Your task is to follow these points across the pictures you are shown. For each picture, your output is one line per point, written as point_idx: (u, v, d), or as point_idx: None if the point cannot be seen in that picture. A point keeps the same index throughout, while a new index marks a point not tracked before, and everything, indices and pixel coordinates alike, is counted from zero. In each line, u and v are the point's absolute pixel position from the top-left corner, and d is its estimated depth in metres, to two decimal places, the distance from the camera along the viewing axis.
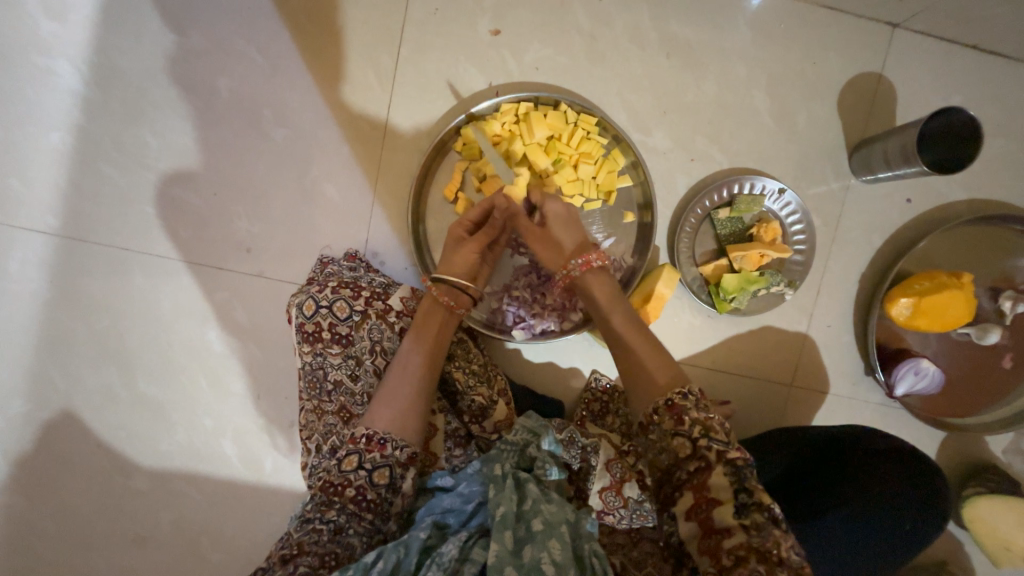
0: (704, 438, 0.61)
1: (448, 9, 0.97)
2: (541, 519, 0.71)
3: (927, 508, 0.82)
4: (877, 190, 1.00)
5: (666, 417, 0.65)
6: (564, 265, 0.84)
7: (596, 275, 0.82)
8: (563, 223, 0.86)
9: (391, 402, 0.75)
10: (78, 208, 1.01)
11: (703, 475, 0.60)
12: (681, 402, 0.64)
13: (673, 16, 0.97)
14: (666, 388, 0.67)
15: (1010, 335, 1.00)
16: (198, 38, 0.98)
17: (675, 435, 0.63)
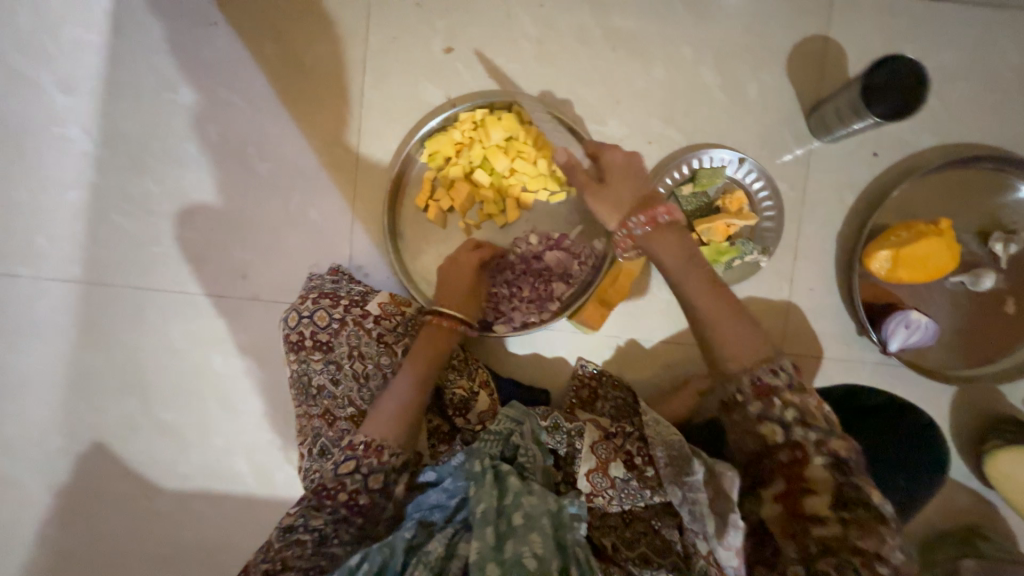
0: (801, 425, 0.66)
1: (404, 36, 1.05)
2: (522, 512, 0.73)
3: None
4: (841, 148, 1.00)
5: (751, 395, 0.69)
6: (620, 222, 0.81)
7: (663, 230, 0.79)
8: (626, 172, 0.84)
9: (385, 412, 0.81)
10: (95, 255, 1.12)
11: (797, 467, 0.66)
12: (772, 381, 0.69)
13: (613, 8, 1.01)
14: (757, 363, 0.70)
15: (1010, 279, 0.96)
16: (187, 92, 1.09)
17: (765, 419, 0.68)
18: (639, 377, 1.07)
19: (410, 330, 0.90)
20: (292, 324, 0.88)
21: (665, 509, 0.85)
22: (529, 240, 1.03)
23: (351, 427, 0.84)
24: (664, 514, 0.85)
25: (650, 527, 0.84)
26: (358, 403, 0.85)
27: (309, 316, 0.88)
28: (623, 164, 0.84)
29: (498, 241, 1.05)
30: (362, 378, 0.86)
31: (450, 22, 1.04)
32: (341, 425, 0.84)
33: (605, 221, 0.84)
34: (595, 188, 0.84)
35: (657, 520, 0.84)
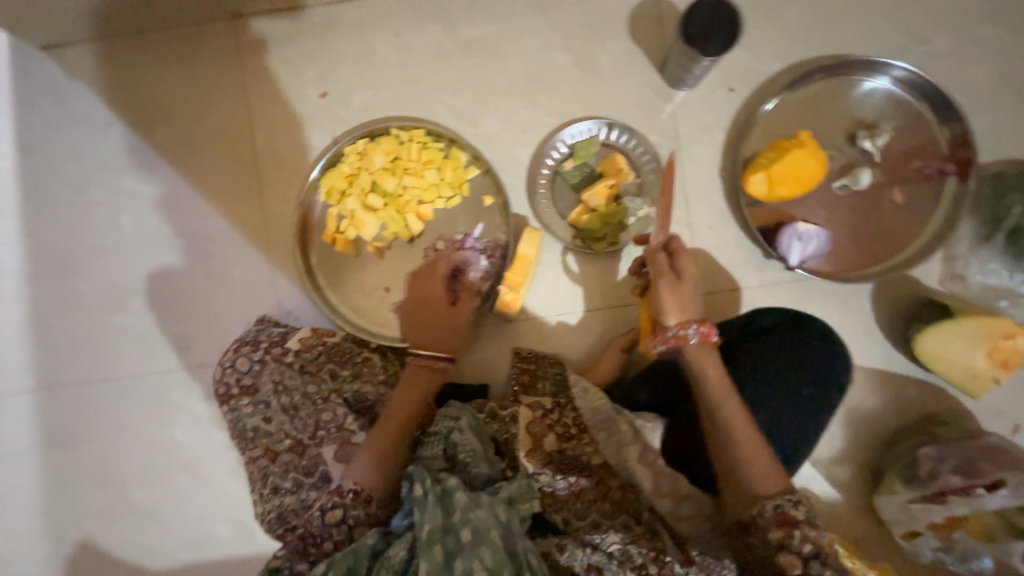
0: (816, 559, 0.67)
1: (280, 93, 1.13)
2: (469, 527, 0.72)
3: (829, 368, 0.79)
4: (700, 92, 1.06)
5: (771, 520, 0.70)
6: (676, 323, 0.76)
7: (706, 349, 0.76)
8: (692, 280, 0.78)
9: (370, 458, 0.81)
10: (46, 362, 1.17)
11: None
12: (792, 512, 0.69)
13: (460, 22, 1.09)
14: (777, 491, 0.71)
15: (884, 171, 1.00)
16: (99, 192, 1.16)
17: (783, 549, 0.69)
18: (574, 351, 1.08)
19: (332, 356, 0.94)
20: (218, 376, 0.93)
21: (609, 472, 0.85)
22: (438, 246, 1.08)
23: (292, 459, 0.86)
24: (609, 477, 0.84)
25: (599, 493, 0.83)
26: (294, 434, 0.87)
27: (232, 364, 0.93)
28: (693, 267, 0.79)
29: (409, 256, 1.09)
30: (292, 410, 0.88)
31: (319, 70, 1.12)
32: (282, 459, 0.86)
33: (660, 313, 0.77)
34: (664, 279, 0.78)
35: (602, 487, 0.83)
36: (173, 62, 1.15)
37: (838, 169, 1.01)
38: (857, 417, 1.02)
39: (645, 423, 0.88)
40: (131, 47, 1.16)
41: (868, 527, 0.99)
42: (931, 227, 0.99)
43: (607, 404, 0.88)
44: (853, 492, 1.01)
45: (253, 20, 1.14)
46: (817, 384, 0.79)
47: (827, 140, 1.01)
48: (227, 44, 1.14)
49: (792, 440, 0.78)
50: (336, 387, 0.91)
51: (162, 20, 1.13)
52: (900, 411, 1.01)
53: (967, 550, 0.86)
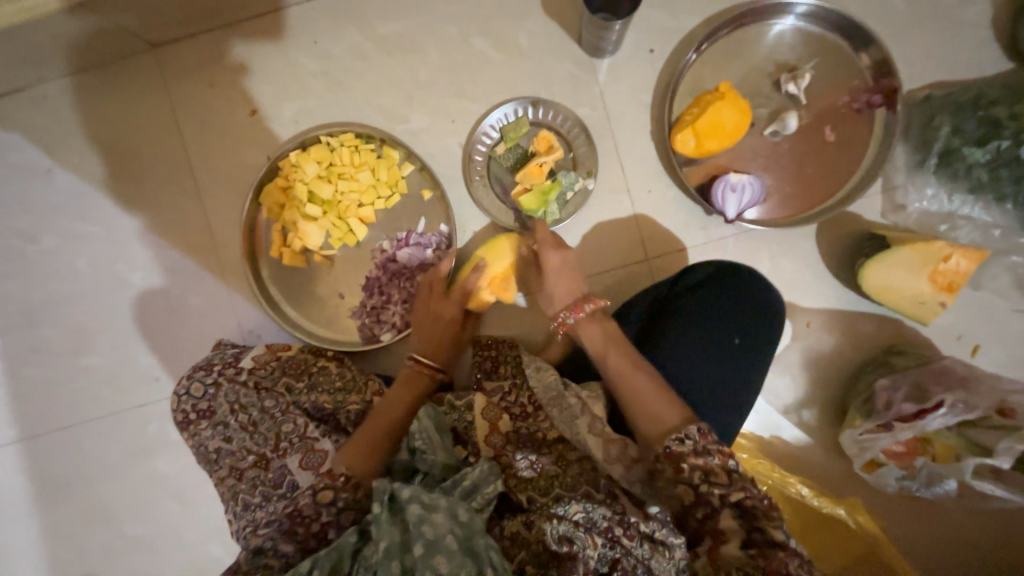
0: (705, 482, 0.70)
1: (212, 117, 1.14)
2: (421, 541, 0.68)
3: (754, 316, 0.84)
4: (620, 57, 1.05)
5: (667, 464, 0.72)
6: (555, 311, 0.91)
7: (587, 322, 0.88)
8: (559, 270, 0.92)
9: (359, 447, 0.85)
10: (23, 411, 1.19)
11: (713, 520, 0.71)
12: (680, 449, 0.71)
13: (375, 21, 1.10)
14: (665, 433, 0.73)
15: (812, 112, 1.00)
16: (49, 238, 1.18)
17: (680, 483, 0.72)
18: (531, 331, 1.11)
19: (287, 370, 0.97)
20: (177, 405, 0.96)
21: (567, 447, 0.87)
22: (383, 247, 1.09)
23: (258, 474, 0.89)
24: (566, 451, 0.86)
25: (559, 468, 0.83)
26: (257, 450, 0.90)
27: (187, 392, 0.95)
28: (559, 263, 0.92)
29: (358, 260, 1.11)
30: (252, 427, 0.91)
31: (246, 89, 1.13)
32: (249, 475, 0.89)
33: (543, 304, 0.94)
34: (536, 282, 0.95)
35: (561, 462, 0.85)
36: (103, 101, 1.16)
37: (768, 116, 1.01)
38: (817, 360, 1.01)
39: (590, 395, 0.87)
40: (59, 91, 1.17)
41: (841, 467, 0.99)
42: (866, 160, 0.99)
43: (555, 380, 0.89)
44: (822, 435, 1.01)
45: (175, 48, 1.15)
46: (747, 333, 0.83)
47: (751, 89, 1.01)
48: (153, 76, 1.15)
49: (734, 390, 0.82)
50: (295, 399, 0.94)
51: (84, 60, 1.14)
52: (858, 347, 1.01)
53: (931, 474, 0.84)
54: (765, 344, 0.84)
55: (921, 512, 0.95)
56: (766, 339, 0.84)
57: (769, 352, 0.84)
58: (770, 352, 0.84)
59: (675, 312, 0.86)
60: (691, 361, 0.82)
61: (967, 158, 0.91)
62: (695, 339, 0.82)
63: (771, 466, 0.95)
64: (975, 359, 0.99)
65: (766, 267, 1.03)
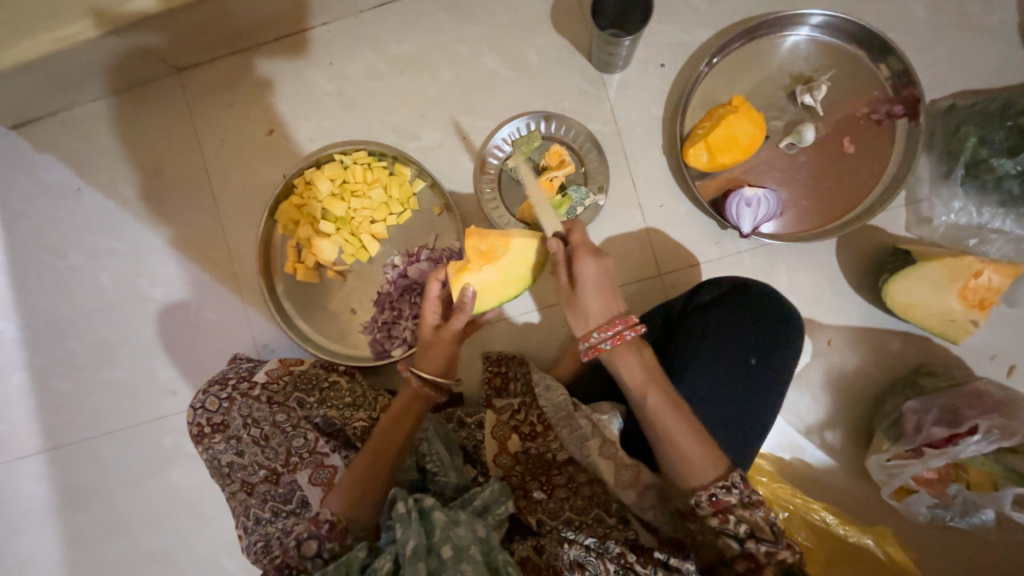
0: (751, 538, 0.68)
1: (231, 137, 1.18)
2: (449, 546, 0.70)
3: (772, 335, 0.81)
4: (631, 72, 1.05)
5: (709, 511, 0.70)
6: (586, 333, 0.78)
7: (618, 347, 0.77)
8: (595, 285, 0.77)
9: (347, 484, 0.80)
10: (47, 423, 1.22)
11: (755, 575, 0.68)
12: (726, 498, 0.70)
13: (388, 42, 1.12)
14: (709, 480, 0.71)
15: (829, 124, 0.98)
16: (77, 255, 1.22)
17: (721, 533, 0.70)
18: (542, 347, 1.10)
19: (298, 385, 0.97)
20: (192, 419, 0.97)
21: (576, 467, 0.84)
22: (395, 261, 1.10)
23: (268, 488, 0.89)
24: (577, 472, 0.84)
25: (569, 489, 0.83)
26: (267, 464, 0.91)
27: (203, 406, 0.96)
28: (596, 273, 0.77)
29: (370, 276, 1.12)
30: (263, 441, 0.92)
31: (263, 109, 1.16)
32: (259, 490, 0.90)
33: (572, 325, 0.80)
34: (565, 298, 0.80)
35: (573, 483, 0.84)
36: (130, 123, 1.21)
37: (783, 128, 0.99)
38: (840, 379, 0.97)
39: (601, 419, 0.84)
40: (89, 114, 1.22)
41: (867, 492, 0.94)
42: (888, 173, 0.96)
43: (565, 400, 0.86)
44: (847, 458, 0.96)
45: (197, 71, 1.19)
46: (764, 353, 0.81)
47: (765, 101, 1.00)
48: (177, 99, 1.20)
49: (751, 411, 0.79)
50: (305, 414, 0.94)
51: (113, 85, 1.19)
52: (883, 366, 0.97)
53: (966, 502, 0.80)
54: (782, 364, 0.81)
55: (955, 543, 0.89)
56: (784, 359, 0.81)
57: (788, 371, 0.81)
58: (789, 372, 0.81)
59: (690, 330, 0.84)
60: (706, 380, 0.79)
61: (995, 169, 0.87)
62: (710, 358, 0.80)
63: (793, 491, 0.91)
64: (1010, 379, 0.94)
65: (784, 282, 1.00)
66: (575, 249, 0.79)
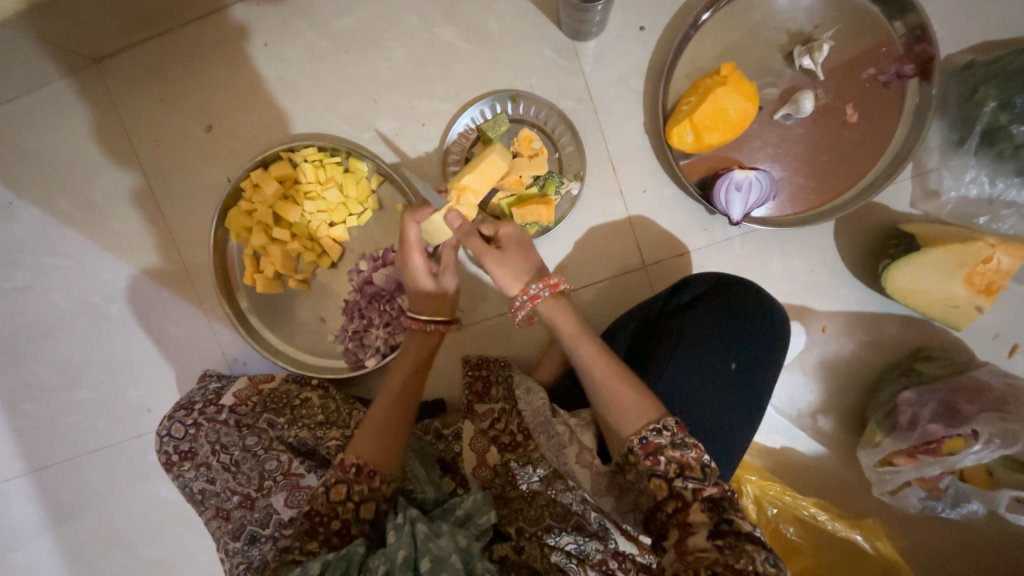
0: (680, 477, 0.64)
1: (168, 136, 1.06)
2: (429, 557, 0.65)
3: (754, 337, 0.75)
4: (606, 39, 0.92)
5: (642, 454, 0.67)
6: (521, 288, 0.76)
7: (585, 344, 0.73)
8: (519, 243, 0.78)
9: (371, 428, 0.77)
10: (24, 447, 1.19)
11: (682, 513, 0.64)
12: (656, 440, 0.66)
13: (329, 17, 0.98)
14: (641, 424, 0.68)
15: (831, 90, 0.87)
16: (22, 273, 1.13)
17: (652, 476, 0.66)
18: (523, 347, 1.04)
19: (268, 405, 0.93)
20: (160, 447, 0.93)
21: (557, 475, 0.82)
22: (360, 266, 1.02)
23: (244, 514, 0.86)
24: (555, 480, 0.81)
25: (551, 497, 0.81)
26: (241, 489, 0.87)
27: (169, 433, 0.93)
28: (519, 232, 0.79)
29: (336, 282, 1.05)
30: (234, 467, 0.88)
31: (198, 102, 1.04)
32: (235, 516, 0.86)
33: (502, 286, 0.77)
34: (492, 254, 0.76)
35: (552, 489, 0.81)
36: (54, 125, 1.09)
37: (779, 97, 0.88)
38: (834, 367, 0.93)
39: (579, 423, 0.81)
40: (8, 117, 1.09)
41: (858, 478, 0.92)
42: (893, 144, 0.87)
43: (545, 403, 0.83)
44: (841, 444, 0.93)
45: (119, 61, 1.05)
46: (744, 357, 0.75)
47: (759, 65, 0.88)
48: (101, 94, 1.07)
49: (734, 420, 0.74)
50: (278, 435, 0.91)
51: (26, 83, 1.05)
52: (881, 351, 0.92)
53: (958, 493, 0.79)
54: (767, 364, 0.76)
55: (942, 524, 0.89)
56: (768, 362, 0.76)
57: (771, 375, 0.76)
58: (773, 373, 0.76)
59: (670, 333, 0.77)
60: (689, 389, 0.74)
61: (1014, 137, 0.77)
62: (694, 364, 0.74)
63: (783, 488, 0.89)
64: (1012, 360, 0.89)
65: (778, 268, 0.93)
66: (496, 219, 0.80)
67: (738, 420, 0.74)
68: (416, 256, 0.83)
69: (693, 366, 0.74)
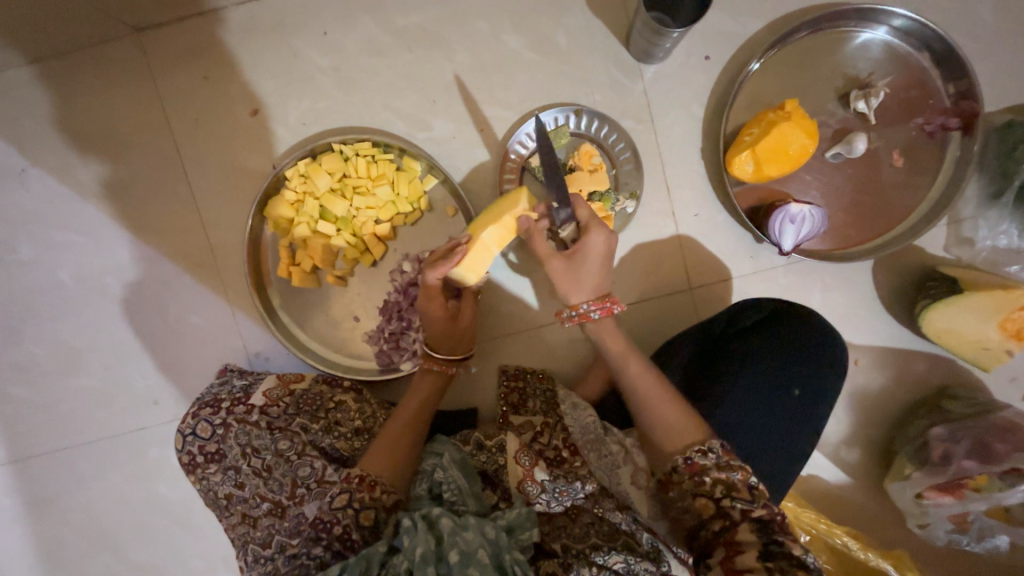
0: (728, 498, 0.64)
1: (208, 115, 1.01)
2: (456, 551, 0.65)
3: (815, 366, 0.77)
4: (670, 64, 0.95)
5: (686, 475, 0.67)
6: (576, 304, 0.76)
7: (635, 362, 0.75)
8: (600, 256, 0.76)
9: (379, 446, 0.79)
10: (9, 433, 1.09)
11: (729, 532, 0.63)
12: (702, 462, 0.66)
13: (395, 12, 0.97)
14: (688, 443, 0.68)
15: (880, 135, 0.91)
16: (29, 247, 1.05)
17: (698, 495, 0.65)
18: (561, 361, 1.03)
19: (301, 407, 0.89)
20: (180, 446, 0.88)
21: (604, 493, 0.82)
22: (404, 268, 0.99)
23: (273, 522, 0.82)
24: (603, 498, 0.81)
25: (597, 516, 0.79)
26: (270, 496, 0.83)
27: (192, 431, 0.88)
28: (602, 245, 0.76)
29: (374, 281, 1.01)
30: (265, 472, 0.83)
31: (246, 84, 1.00)
32: (262, 524, 0.82)
33: (563, 293, 0.77)
34: (560, 266, 0.76)
35: (599, 508, 0.80)
36: (85, 93, 1.03)
37: (832, 137, 0.92)
38: (865, 400, 0.96)
39: (632, 445, 0.85)
40: (31, 79, 1.02)
41: (883, 509, 0.95)
42: (935, 190, 0.91)
43: (595, 423, 0.87)
44: (867, 474, 0.96)
45: (163, 33, 1.01)
46: (806, 385, 0.77)
47: (816, 105, 0.91)
48: (139, 65, 1.02)
49: (789, 446, 0.76)
50: (310, 439, 0.86)
51: (57, 46, 0.99)
52: (910, 386, 0.95)
53: (984, 527, 0.83)
54: (825, 394, 0.77)
55: (956, 555, 0.93)
56: (827, 390, 0.77)
57: (828, 405, 0.77)
58: (830, 402, 0.78)
59: (731, 356, 0.79)
60: (748, 413, 0.75)
61: None
62: (757, 389, 0.76)
63: (816, 516, 0.91)
64: None
65: (818, 300, 0.96)
66: (585, 223, 0.76)
67: (793, 446, 0.76)
68: (433, 300, 0.85)
69: (756, 390, 0.76)
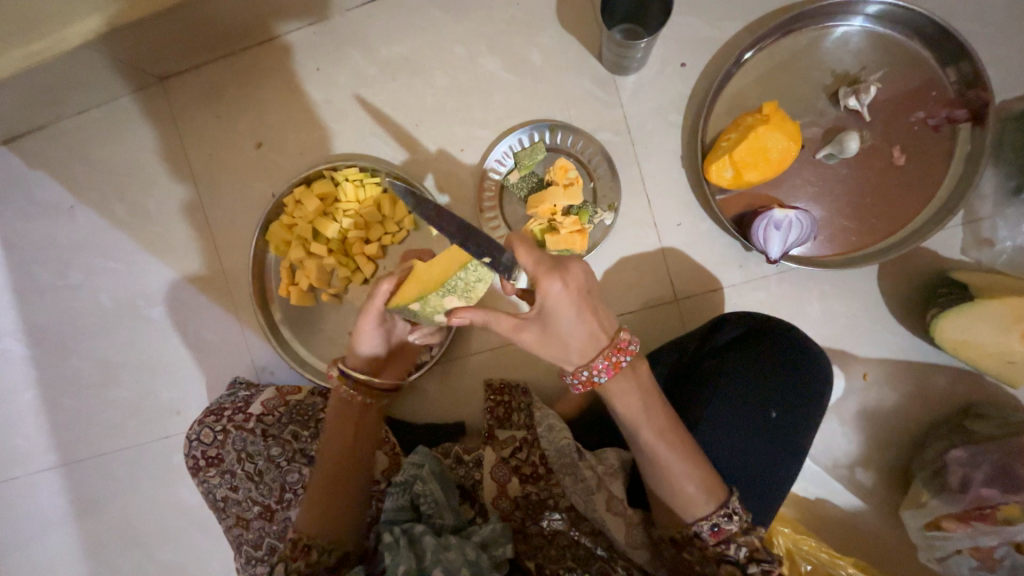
0: (753, 562, 0.64)
1: (219, 150, 1.12)
2: (440, 567, 0.66)
3: (796, 384, 0.73)
4: (646, 74, 0.94)
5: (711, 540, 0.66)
6: (575, 370, 0.68)
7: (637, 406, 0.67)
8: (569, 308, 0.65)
9: (308, 501, 0.77)
10: (60, 439, 1.23)
11: None
12: (727, 527, 0.65)
13: (380, 45, 1.03)
14: (710, 510, 0.65)
15: (877, 132, 0.85)
16: (76, 273, 1.20)
17: (723, 561, 0.65)
18: (546, 374, 1.02)
19: (293, 417, 0.94)
20: (189, 450, 0.95)
21: (580, 517, 0.80)
22: None
23: (263, 525, 0.89)
24: (579, 521, 0.79)
25: (574, 537, 0.77)
26: (261, 501, 0.90)
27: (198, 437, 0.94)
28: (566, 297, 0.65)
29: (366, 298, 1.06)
30: (257, 477, 0.90)
31: (251, 120, 1.10)
32: (255, 526, 0.90)
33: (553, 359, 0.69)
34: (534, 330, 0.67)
35: (576, 530, 0.78)
36: (120, 137, 1.16)
37: (823, 137, 0.87)
38: (876, 417, 0.88)
39: (607, 471, 0.79)
40: (78, 127, 1.17)
41: (900, 539, 0.87)
42: (943, 189, 0.84)
43: (569, 444, 0.81)
44: (882, 499, 0.88)
45: (182, 80, 1.13)
46: (783, 407, 0.72)
47: (802, 104, 0.87)
48: (163, 109, 1.14)
49: (772, 468, 0.71)
50: (301, 447, 0.91)
51: (95, 98, 1.13)
52: (929, 403, 0.87)
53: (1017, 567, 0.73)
54: (806, 415, 0.73)
55: None
56: (808, 412, 0.73)
57: (812, 424, 0.73)
58: (812, 423, 0.73)
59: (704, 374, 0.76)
60: (722, 433, 0.71)
61: None
62: (731, 407, 0.72)
63: (817, 543, 0.84)
64: None
65: (816, 309, 0.90)
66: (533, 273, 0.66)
67: (774, 470, 0.71)
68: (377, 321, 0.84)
69: (729, 407, 0.72)
